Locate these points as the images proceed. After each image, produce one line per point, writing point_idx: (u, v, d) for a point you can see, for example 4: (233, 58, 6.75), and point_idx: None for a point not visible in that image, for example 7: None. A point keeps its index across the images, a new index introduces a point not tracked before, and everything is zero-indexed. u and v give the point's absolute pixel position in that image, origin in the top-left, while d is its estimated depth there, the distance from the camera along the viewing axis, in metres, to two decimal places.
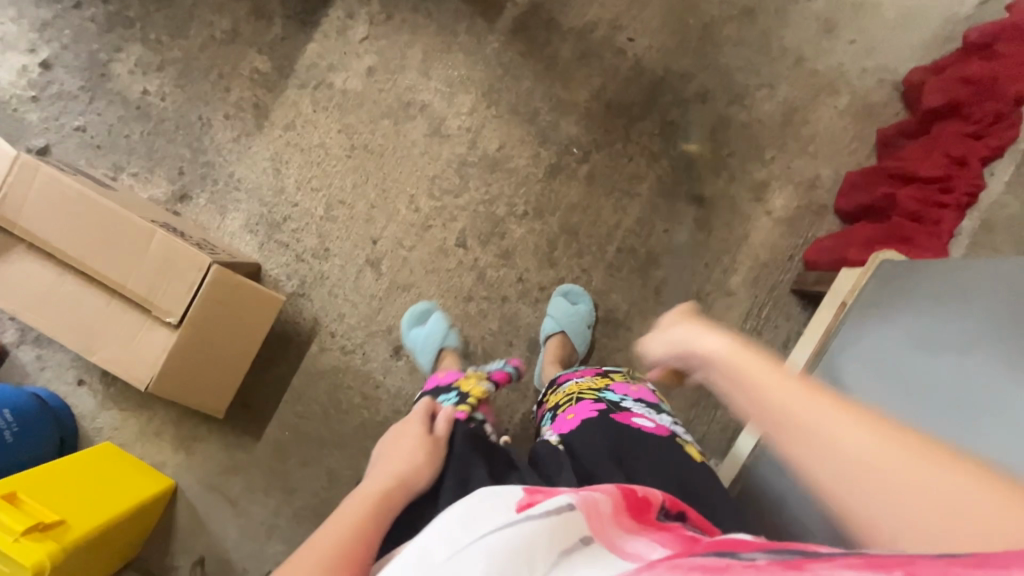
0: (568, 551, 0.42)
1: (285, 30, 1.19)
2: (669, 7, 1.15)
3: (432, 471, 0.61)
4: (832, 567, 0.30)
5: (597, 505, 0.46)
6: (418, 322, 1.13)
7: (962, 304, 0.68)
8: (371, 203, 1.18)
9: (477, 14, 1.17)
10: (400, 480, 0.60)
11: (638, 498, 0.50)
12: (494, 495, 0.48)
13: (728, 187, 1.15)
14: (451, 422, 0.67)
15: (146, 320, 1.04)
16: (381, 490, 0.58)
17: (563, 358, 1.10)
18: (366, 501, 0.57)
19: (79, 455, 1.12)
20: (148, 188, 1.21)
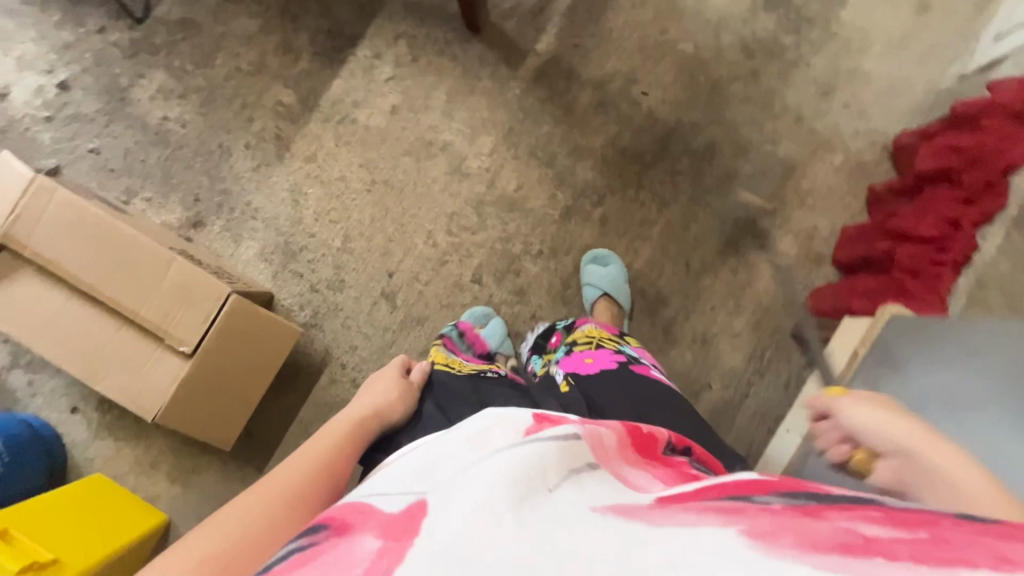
0: (580, 471, 0.43)
1: (311, 65, 1.21)
2: (682, 63, 1.22)
3: (404, 406, 0.77)
4: (852, 519, 0.33)
5: (603, 441, 0.48)
6: (475, 324, 1.15)
7: (931, 346, 0.79)
8: (389, 237, 1.20)
9: (500, 60, 1.21)
10: (379, 409, 0.75)
11: (643, 437, 0.56)
12: (503, 415, 0.53)
13: (734, 234, 1.21)
14: (424, 373, 0.86)
15: (156, 349, 1.02)
16: (360, 416, 0.74)
17: (614, 318, 1.15)
18: (350, 419, 0.73)
19: (62, 491, 1.06)
20: (161, 214, 1.20)
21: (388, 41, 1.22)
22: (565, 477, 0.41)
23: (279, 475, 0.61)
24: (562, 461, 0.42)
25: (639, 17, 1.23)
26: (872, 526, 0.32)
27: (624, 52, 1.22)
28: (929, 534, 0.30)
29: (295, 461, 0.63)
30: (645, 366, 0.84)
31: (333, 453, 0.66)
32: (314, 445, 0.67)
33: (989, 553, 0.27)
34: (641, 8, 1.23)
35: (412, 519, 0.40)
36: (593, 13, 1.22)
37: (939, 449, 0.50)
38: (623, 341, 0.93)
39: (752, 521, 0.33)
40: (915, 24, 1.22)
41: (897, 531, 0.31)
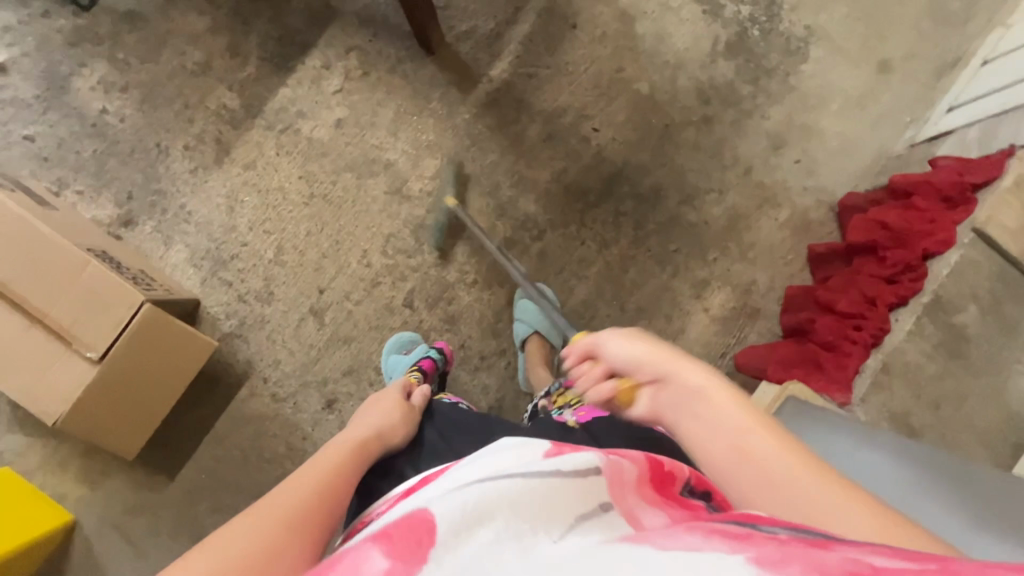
0: (589, 512, 0.41)
1: (258, 70, 1.19)
2: (635, 104, 1.21)
3: (406, 429, 0.78)
4: (861, 549, 0.32)
5: (619, 474, 0.46)
6: (400, 349, 1.13)
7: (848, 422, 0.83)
8: (323, 253, 1.18)
9: (451, 84, 1.20)
10: (382, 430, 0.75)
11: (663, 474, 0.50)
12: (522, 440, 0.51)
13: (672, 280, 1.19)
14: (425, 398, 0.88)
15: (63, 352, 0.99)
16: (363, 437, 0.72)
17: (545, 357, 1.12)
18: (355, 438, 0.71)
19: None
20: (92, 208, 1.17)
21: (339, 54, 1.20)
22: (569, 526, 0.40)
23: (284, 489, 0.57)
24: (568, 504, 0.42)
25: (596, 52, 1.21)
26: (881, 558, 0.31)
27: (578, 88, 1.21)
28: (940, 564, 0.30)
29: (299, 475, 0.60)
30: None
31: (340, 465, 0.64)
32: (320, 460, 0.65)
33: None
34: (599, 43, 1.21)
35: (417, 537, 0.39)
36: (550, 44, 1.21)
37: (688, 369, 0.55)
38: None
39: (760, 549, 0.33)
40: (875, 83, 1.20)
41: (904, 562, 0.31)
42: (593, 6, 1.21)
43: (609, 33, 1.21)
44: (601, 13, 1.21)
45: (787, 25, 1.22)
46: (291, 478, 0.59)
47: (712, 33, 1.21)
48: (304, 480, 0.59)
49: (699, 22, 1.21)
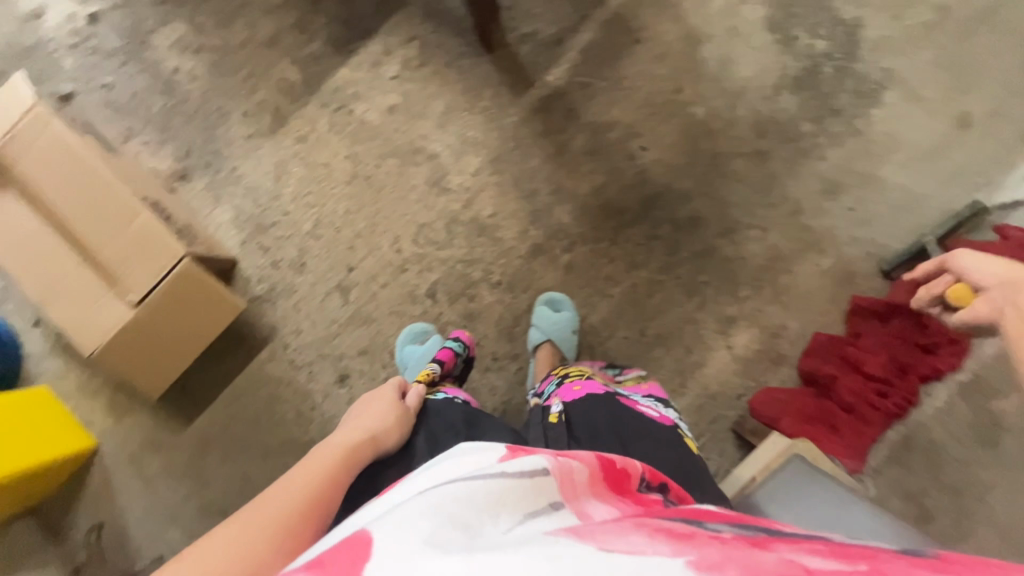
0: (538, 512, 0.44)
1: (322, 48, 1.22)
2: (688, 128, 1.18)
3: (398, 434, 0.79)
4: (799, 551, 0.38)
5: (571, 474, 0.51)
6: (416, 340, 1.16)
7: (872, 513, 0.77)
8: (358, 233, 1.22)
9: (505, 84, 1.20)
10: (373, 435, 0.76)
11: (616, 471, 0.58)
12: (478, 446, 0.56)
13: (697, 312, 1.16)
14: (420, 398, 0.88)
15: (107, 291, 1.06)
16: (354, 443, 0.73)
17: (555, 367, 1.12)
18: (345, 443, 0.73)
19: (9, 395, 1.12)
20: (153, 160, 1.24)
21: (401, 41, 1.22)
22: (518, 522, 0.43)
23: (267, 506, 0.61)
24: (519, 502, 0.45)
25: (656, 70, 1.19)
26: (815, 559, 0.36)
27: (631, 104, 1.19)
28: (868, 564, 0.35)
29: (285, 488, 0.64)
30: (632, 400, 0.88)
31: (324, 476, 0.67)
32: (308, 469, 0.68)
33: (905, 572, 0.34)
34: (660, 61, 1.18)
35: (353, 553, 0.40)
36: (610, 56, 1.19)
37: None
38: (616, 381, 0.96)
39: (702, 551, 0.37)
40: (950, 139, 1.13)
41: (835, 563, 0.36)
42: (660, 22, 1.18)
43: (671, 53, 1.18)
44: (667, 31, 1.18)
45: (863, 66, 1.15)
46: (277, 491, 0.63)
47: (780, 65, 1.17)
48: (287, 496, 0.63)
49: (768, 52, 1.17)
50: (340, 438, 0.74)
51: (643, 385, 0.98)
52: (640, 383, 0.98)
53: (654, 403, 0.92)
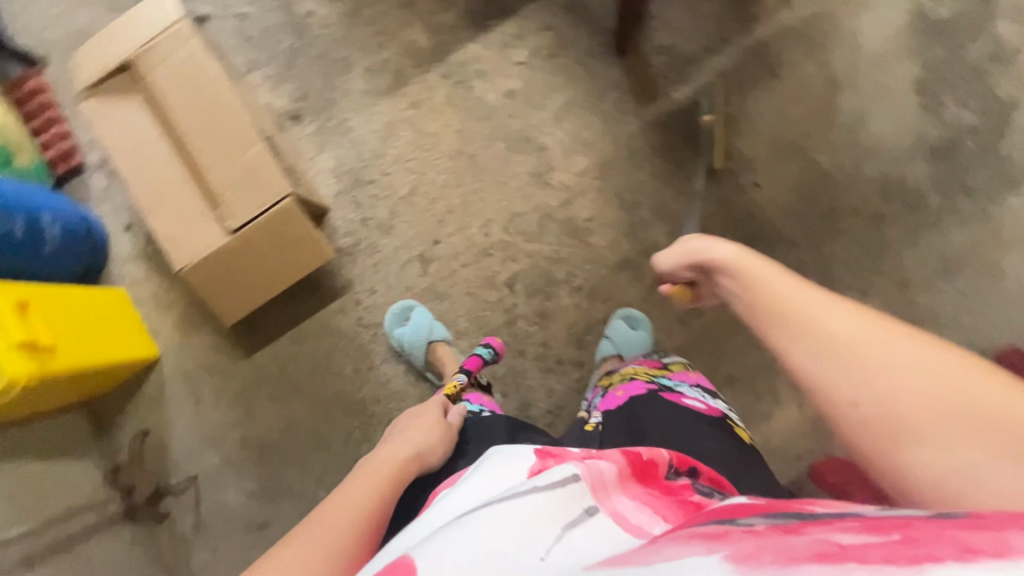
0: (574, 521, 0.44)
1: (456, 20, 1.22)
2: (807, 175, 1.14)
3: (441, 457, 0.76)
4: (832, 528, 0.33)
5: (602, 474, 0.49)
6: (403, 321, 1.18)
7: None
8: (451, 208, 1.21)
9: (630, 92, 1.18)
10: (419, 453, 0.73)
11: (643, 462, 0.55)
12: (508, 459, 0.55)
13: (774, 362, 1.13)
14: (461, 417, 0.85)
15: (209, 213, 1.08)
16: (398, 468, 0.70)
17: None
18: (389, 469, 0.70)
19: (86, 289, 1.16)
20: (270, 95, 1.26)
21: (535, 28, 1.20)
22: (554, 539, 0.42)
23: (318, 532, 0.59)
24: (555, 515, 0.44)
25: (788, 110, 1.15)
26: (847, 534, 0.32)
27: (754, 138, 1.15)
28: (902, 534, 0.31)
29: (333, 512, 0.62)
30: (675, 393, 0.84)
31: (374, 500, 0.65)
32: (354, 490, 0.65)
33: (951, 543, 0.29)
34: (794, 101, 1.15)
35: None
36: (743, 85, 1.16)
37: (717, 250, 0.63)
38: (661, 373, 0.93)
39: (735, 543, 0.33)
40: None
41: (868, 536, 0.31)
42: (803, 61, 1.14)
43: (807, 95, 1.14)
44: (808, 71, 1.14)
45: (1008, 149, 1.09)
46: (326, 514, 0.62)
47: (920, 130, 1.11)
48: (337, 521, 0.61)
49: (911, 115, 1.12)
50: (387, 455, 0.72)
51: (689, 373, 0.94)
52: (685, 371, 0.94)
53: (701, 393, 0.87)
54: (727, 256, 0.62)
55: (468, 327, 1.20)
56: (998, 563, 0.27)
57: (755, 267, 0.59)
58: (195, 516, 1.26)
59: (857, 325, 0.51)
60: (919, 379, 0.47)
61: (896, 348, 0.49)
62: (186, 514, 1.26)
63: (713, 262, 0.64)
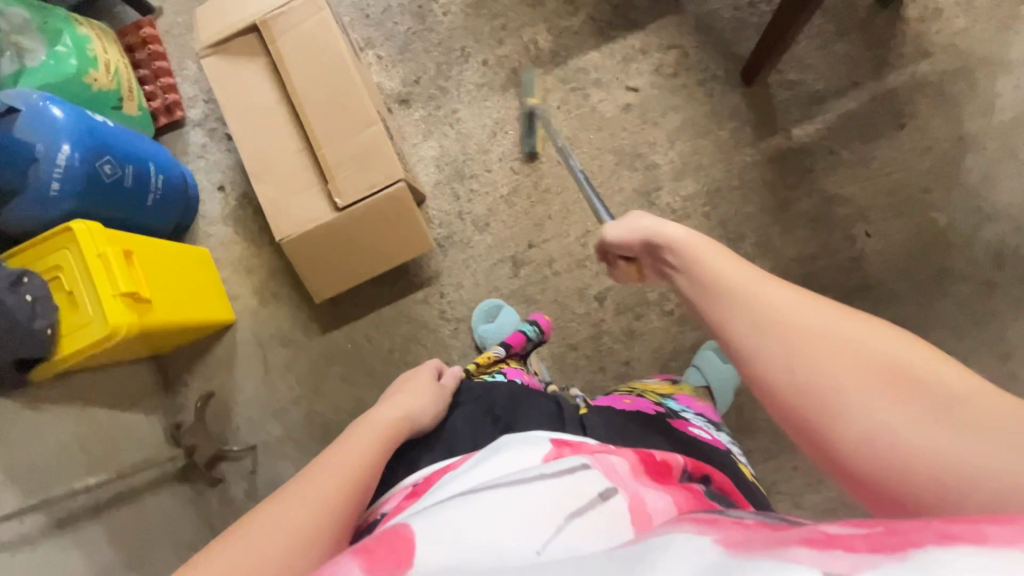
0: (583, 507, 0.49)
1: (582, 26, 1.21)
2: (920, 231, 1.12)
3: (434, 410, 0.80)
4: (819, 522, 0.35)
5: (614, 468, 0.57)
6: (488, 317, 1.18)
7: None
8: (551, 214, 1.20)
9: (749, 122, 1.16)
10: (410, 414, 0.76)
11: (653, 464, 0.62)
12: (527, 447, 0.62)
13: None
14: (455, 380, 0.89)
15: (317, 185, 1.07)
16: (393, 421, 0.74)
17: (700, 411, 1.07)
18: (384, 422, 0.73)
19: (175, 244, 1.14)
20: (382, 75, 1.25)
21: (662, 44, 1.19)
22: (557, 530, 0.47)
23: (310, 483, 0.61)
24: (562, 503, 0.49)
25: (909, 163, 1.13)
26: (835, 526, 0.34)
27: (871, 186, 1.13)
28: (886, 527, 0.33)
29: (324, 468, 0.64)
30: (682, 421, 0.86)
31: (366, 455, 0.67)
32: (347, 446, 0.68)
33: (930, 530, 0.31)
34: (917, 155, 1.12)
35: (402, 552, 0.43)
36: (866, 131, 1.14)
37: (664, 228, 0.61)
38: (668, 395, 0.95)
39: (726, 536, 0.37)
40: None
41: (856, 528, 0.33)
42: (932, 116, 1.12)
43: (932, 150, 1.12)
44: (936, 126, 1.12)
45: None
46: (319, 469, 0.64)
47: None
48: (330, 472, 0.63)
49: None
50: (377, 415, 0.75)
51: (695, 400, 0.96)
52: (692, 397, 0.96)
53: (703, 422, 0.89)
54: (677, 233, 0.60)
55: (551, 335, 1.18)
56: (973, 547, 0.28)
57: (702, 249, 0.57)
58: (248, 485, 1.25)
59: (800, 303, 0.50)
60: (840, 344, 0.46)
61: (771, 290, 0.51)
62: (240, 482, 1.25)
63: (661, 240, 0.62)
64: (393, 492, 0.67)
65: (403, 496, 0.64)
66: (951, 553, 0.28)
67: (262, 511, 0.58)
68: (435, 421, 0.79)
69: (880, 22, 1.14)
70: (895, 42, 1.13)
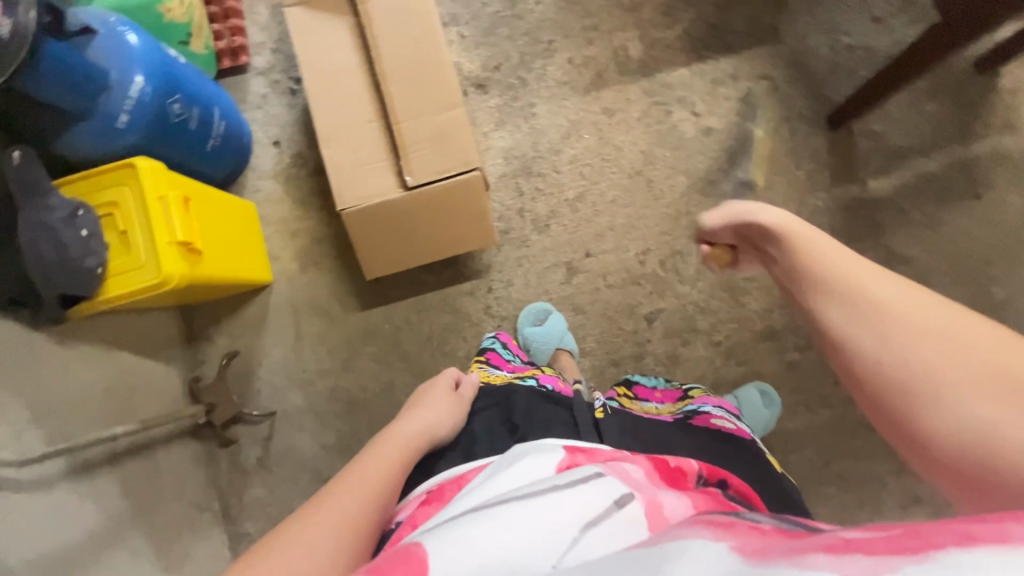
0: (600, 517, 0.40)
1: (675, 41, 1.18)
2: (978, 303, 1.12)
3: (454, 421, 0.69)
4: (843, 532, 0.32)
5: (630, 480, 0.46)
6: (534, 320, 1.15)
7: None
8: (613, 226, 1.18)
9: (827, 167, 1.15)
10: (428, 429, 0.66)
11: (671, 471, 0.52)
12: (540, 454, 0.52)
13: (888, 474, 1.10)
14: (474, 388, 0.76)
15: (387, 161, 1.03)
16: (410, 437, 0.64)
17: None
18: (400, 437, 0.63)
19: (224, 194, 1.10)
20: (462, 55, 1.21)
21: (753, 74, 1.17)
22: (570, 543, 0.39)
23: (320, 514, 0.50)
24: (575, 513, 0.40)
25: (978, 234, 1.12)
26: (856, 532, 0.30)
27: (938, 250, 1.13)
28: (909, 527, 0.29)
29: (336, 498, 0.52)
30: (703, 419, 0.72)
31: (384, 476, 0.57)
32: (360, 467, 0.57)
33: (953, 532, 0.26)
34: (987, 226, 1.12)
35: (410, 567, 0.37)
36: (942, 196, 1.13)
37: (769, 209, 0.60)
38: (681, 401, 0.80)
39: (739, 540, 0.32)
40: None
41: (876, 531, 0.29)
42: (1008, 190, 1.12)
43: (1002, 224, 1.12)
44: (1010, 201, 1.12)
45: None
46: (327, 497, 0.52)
47: None
48: (346, 497, 0.52)
49: None
50: (391, 431, 0.64)
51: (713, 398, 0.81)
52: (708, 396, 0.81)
53: (726, 416, 0.74)
54: (770, 216, 0.59)
55: (595, 348, 1.17)
56: (1000, 548, 0.24)
57: (806, 232, 0.56)
58: (260, 452, 1.21)
59: (897, 290, 0.48)
60: (929, 330, 0.45)
61: (863, 271, 0.51)
62: (252, 447, 1.21)
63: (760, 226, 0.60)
64: (411, 501, 0.58)
65: (418, 504, 0.56)
66: (976, 556, 0.24)
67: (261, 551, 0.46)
68: (456, 430, 0.69)
69: (973, 89, 1.13)
70: (984, 111, 1.13)
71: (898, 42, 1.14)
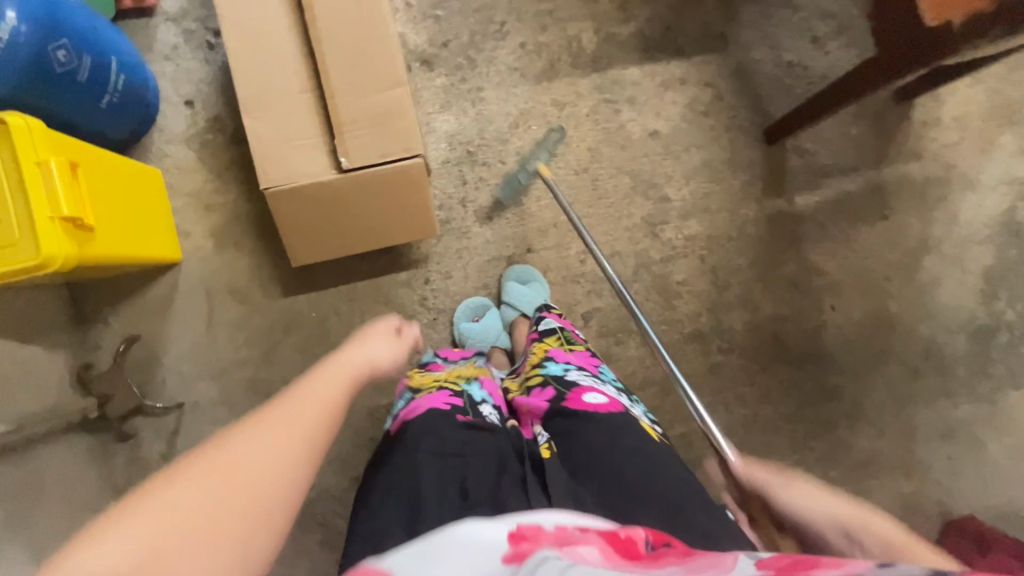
0: None
1: (629, 38, 1.17)
2: (874, 314, 1.23)
3: (394, 369, 0.65)
4: None
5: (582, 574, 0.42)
6: (471, 317, 1.13)
7: None
8: (556, 223, 1.17)
9: (760, 179, 1.21)
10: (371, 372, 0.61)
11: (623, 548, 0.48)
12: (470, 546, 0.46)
13: (788, 467, 1.20)
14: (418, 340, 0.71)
15: (320, 139, 0.94)
16: (352, 382, 0.58)
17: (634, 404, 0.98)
18: (344, 378, 0.58)
19: (125, 161, 0.96)
20: (408, 27, 1.13)
21: (700, 81, 1.18)
22: None
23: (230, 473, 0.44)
24: None
25: (881, 252, 1.23)
26: None
27: (846, 265, 1.22)
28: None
29: (272, 440, 0.47)
30: (577, 394, 0.73)
31: (324, 418, 0.52)
32: (301, 405, 0.52)
33: None
34: (889, 245, 1.23)
35: None
36: (855, 215, 1.22)
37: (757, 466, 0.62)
38: (546, 357, 0.85)
39: None
40: None
41: None
42: (910, 213, 1.22)
43: (901, 245, 1.23)
44: (910, 223, 1.23)
45: None
46: (244, 445, 0.46)
47: (972, 312, 1.23)
48: (281, 444, 0.47)
49: (972, 297, 1.23)
50: (329, 366, 0.59)
51: (572, 347, 0.87)
52: (567, 344, 0.87)
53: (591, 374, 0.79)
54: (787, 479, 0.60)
55: None
56: None
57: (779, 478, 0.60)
58: (165, 446, 1.10)
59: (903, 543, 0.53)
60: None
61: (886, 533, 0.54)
62: (156, 441, 1.10)
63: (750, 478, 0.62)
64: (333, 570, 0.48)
65: None
66: None
67: (178, 486, 0.41)
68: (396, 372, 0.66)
69: (890, 118, 1.22)
70: (897, 139, 1.22)
71: (832, 65, 1.19)
